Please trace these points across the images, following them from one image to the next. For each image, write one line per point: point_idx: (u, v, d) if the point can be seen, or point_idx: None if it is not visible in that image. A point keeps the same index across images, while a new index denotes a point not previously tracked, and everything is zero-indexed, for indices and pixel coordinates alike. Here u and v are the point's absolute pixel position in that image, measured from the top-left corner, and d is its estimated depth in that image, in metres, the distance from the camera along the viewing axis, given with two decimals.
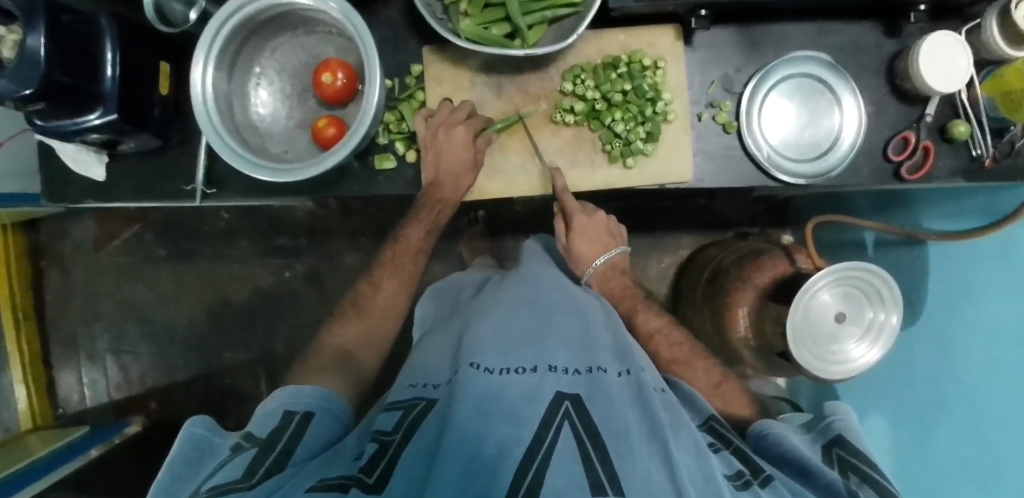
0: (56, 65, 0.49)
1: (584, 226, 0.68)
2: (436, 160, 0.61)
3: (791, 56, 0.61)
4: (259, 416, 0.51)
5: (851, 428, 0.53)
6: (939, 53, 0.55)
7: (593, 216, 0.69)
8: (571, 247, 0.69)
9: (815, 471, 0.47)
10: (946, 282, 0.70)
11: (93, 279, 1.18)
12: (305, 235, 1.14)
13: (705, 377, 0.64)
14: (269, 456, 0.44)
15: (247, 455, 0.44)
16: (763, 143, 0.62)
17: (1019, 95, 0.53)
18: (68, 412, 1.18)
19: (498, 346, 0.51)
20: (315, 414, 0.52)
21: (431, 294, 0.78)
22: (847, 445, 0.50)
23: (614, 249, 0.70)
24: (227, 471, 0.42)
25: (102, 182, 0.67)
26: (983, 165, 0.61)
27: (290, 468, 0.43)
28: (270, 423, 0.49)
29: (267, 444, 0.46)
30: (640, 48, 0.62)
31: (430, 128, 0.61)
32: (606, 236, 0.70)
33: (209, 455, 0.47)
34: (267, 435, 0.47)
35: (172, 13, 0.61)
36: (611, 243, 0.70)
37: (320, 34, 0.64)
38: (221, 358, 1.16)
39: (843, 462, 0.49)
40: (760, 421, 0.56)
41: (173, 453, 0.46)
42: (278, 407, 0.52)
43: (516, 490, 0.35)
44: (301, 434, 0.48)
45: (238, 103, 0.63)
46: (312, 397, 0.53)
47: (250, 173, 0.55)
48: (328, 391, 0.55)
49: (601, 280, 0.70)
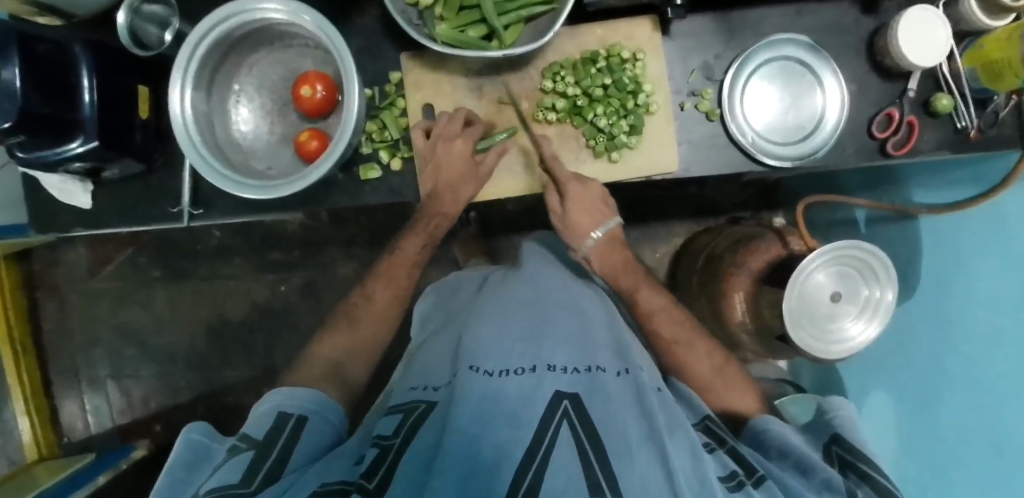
0: (35, 95, 0.48)
1: (579, 196, 0.62)
2: (436, 175, 0.62)
3: (770, 40, 0.61)
4: (253, 419, 0.50)
5: (849, 427, 0.53)
6: (917, 28, 0.55)
7: (587, 183, 0.62)
8: (567, 218, 0.64)
9: (811, 467, 0.47)
10: (938, 256, 0.70)
11: (89, 305, 1.18)
12: (298, 248, 1.14)
13: (707, 359, 0.63)
14: (267, 459, 0.44)
15: (244, 457, 0.44)
16: (746, 129, 0.62)
17: (998, 65, 0.53)
18: (74, 440, 1.18)
19: (496, 346, 0.50)
20: (308, 418, 0.52)
21: (430, 293, 0.78)
22: (844, 442, 0.51)
23: (610, 220, 0.65)
24: (224, 474, 0.41)
25: (88, 210, 0.67)
26: (968, 136, 0.61)
27: (287, 474, 0.43)
28: (266, 424, 0.49)
29: (264, 447, 0.45)
30: (618, 41, 0.62)
31: (429, 142, 0.61)
32: (602, 206, 0.64)
33: (204, 459, 0.47)
34: (265, 436, 0.47)
35: (146, 34, 0.62)
36: (606, 213, 0.64)
37: (297, 47, 0.64)
38: (222, 376, 1.16)
39: (841, 460, 0.49)
40: (756, 415, 0.56)
41: (172, 458, 0.46)
42: (271, 408, 0.52)
43: (516, 491, 0.35)
44: (296, 439, 0.48)
45: (219, 122, 0.62)
46: (306, 400, 0.54)
47: (234, 192, 0.55)
48: (320, 393, 0.56)
49: (602, 254, 0.66)
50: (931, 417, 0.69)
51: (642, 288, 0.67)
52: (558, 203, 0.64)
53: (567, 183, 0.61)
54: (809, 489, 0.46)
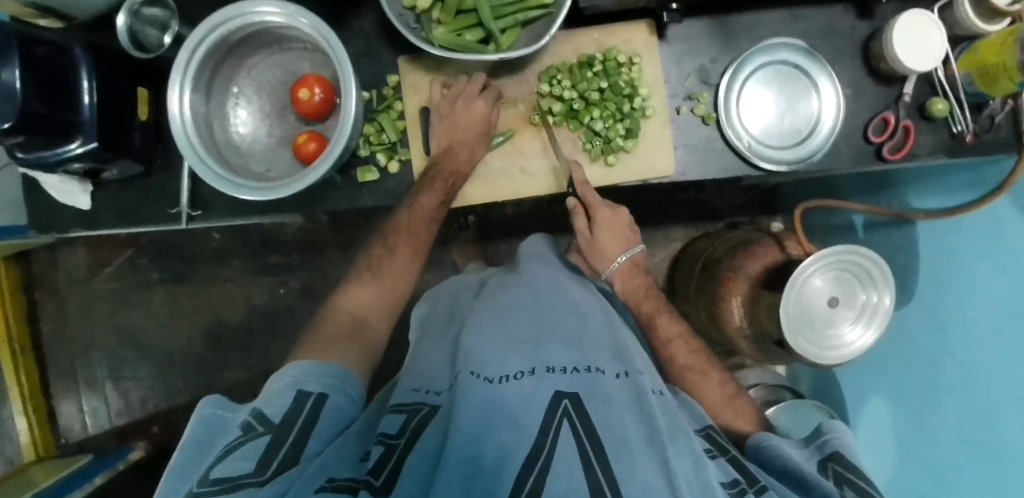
0: (34, 97, 0.49)
1: (606, 220, 0.69)
2: (451, 132, 0.61)
3: (765, 45, 0.61)
4: (270, 395, 0.49)
5: (847, 447, 0.52)
6: (911, 32, 0.56)
7: (615, 211, 0.70)
8: (593, 240, 0.70)
9: (811, 483, 0.46)
10: (936, 259, 0.70)
11: (89, 306, 1.18)
12: (297, 250, 1.14)
13: (721, 390, 0.63)
14: (282, 445, 0.43)
15: (258, 443, 0.43)
16: (743, 133, 0.62)
17: (993, 69, 0.53)
18: (71, 441, 1.18)
19: (496, 349, 0.50)
20: (329, 396, 0.51)
21: (429, 298, 0.78)
22: (842, 460, 0.50)
23: (635, 248, 0.71)
24: (239, 461, 0.41)
25: (87, 211, 0.67)
26: (963, 141, 0.61)
27: (301, 462, 0.42)
28: (283, 403, 0.48)
29: (279, 433, 0.45)
30: (615, 44, 0.62)
31: (448, 99, 0.62)
32: (627, 234, 0.71)
33: (222, 433, 0.47)
34: (281, 419, 0.46)
35: (146, 37, 0.62)
36: (631, 241, 0.71)
37: (295, 50, 0.64)
38: (221, 378, 1.16)
39: (839, 477, 0.49)
40: (758, 432, 0.57)
41: (187, 436, 0.46)
42: (290, 384, 0.50)
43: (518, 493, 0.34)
44: (314, 422, 0.47)
45: (218, 124, 0.63)
46: (326, 376, 0.52)
47: (232, 194, 0.55)
48: (343, 370, 0.54)
49: (624, 278, 0.71)
50: (929, 426, 0.69)
51: (658, 312, 0.70)
52: (586, 226, 0.70)
53: (596, 208, 0.68)
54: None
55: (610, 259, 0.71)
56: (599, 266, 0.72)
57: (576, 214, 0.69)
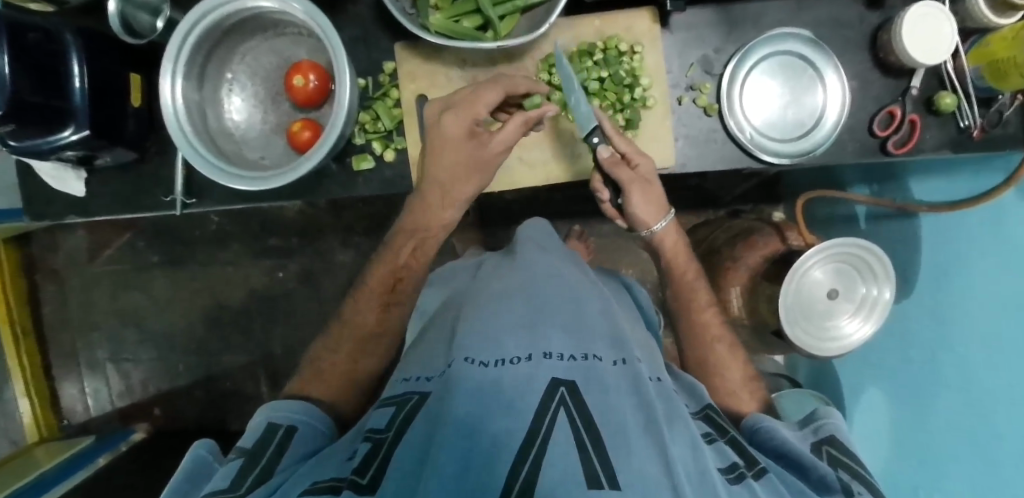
0: (23, 85, 0.48)
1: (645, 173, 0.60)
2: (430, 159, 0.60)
3: (772, 34, 0.59)
4: (246, 432, 0.51)
5: (843, 431, 0.54)
6: (923, 25, 0.54)
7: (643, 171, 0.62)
8: (632, 209, 0.62)
9: (808, 465, 0.48)
10: (937, 255, 0.69)
11: (89, 289, 1.19)
12: (296, 234, 1.14)
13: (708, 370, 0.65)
14: (256, 466, 0.45)
15: (234, 465, 0.45)
16: (745, 124, 0.61)
17: (1004, 64, 0.52)
18: (74, 422, 1.20)
19: (491, 332, 0.49)
20: (297, 428, 0.52)
21: (436, 281, 0.75)
22: (837, 443, 0.52)
23: (670, 212, 0.64)
24: (216, 481, 0.43)
25: (82, 198, 0.66)
26: (971, 136, 0.60)
27: (278, 473, 0.45)
28: (256, 435, 0.50)
29: (252, 455, 0.47)
30: (616, 33, 0.61)
31: None
32: (665, 199, 0.63)
33: (211, 476, 0.47)
34: (253, 445, 0.48)
35: (138, 22, 0.60)
36: (667, 207, 0.64)
37: (290, 35, 0.63)
38: (221, 361, 1.17)
39: (834, 460, 0.50)
40: (752, 414, 0.59)
41: (177, 473, 0.47)
42: (261, 419, 0.52)
43: (516, 476, 0.35)
44: (285, 449, 0.49)
45: (211, 112, 0.62)
46: (294, 410, 0.54)
47: (226, 183, 0.54)
48: (311, 407, 0.57)
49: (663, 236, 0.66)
50: (921, 417, 0.69)
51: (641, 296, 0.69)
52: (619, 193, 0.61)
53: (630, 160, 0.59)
54: (809, 487, 0.47)
55: (655, 211, 0.63)
56: (653, 220, 0.64)
57: (616, 169, 0.58)
